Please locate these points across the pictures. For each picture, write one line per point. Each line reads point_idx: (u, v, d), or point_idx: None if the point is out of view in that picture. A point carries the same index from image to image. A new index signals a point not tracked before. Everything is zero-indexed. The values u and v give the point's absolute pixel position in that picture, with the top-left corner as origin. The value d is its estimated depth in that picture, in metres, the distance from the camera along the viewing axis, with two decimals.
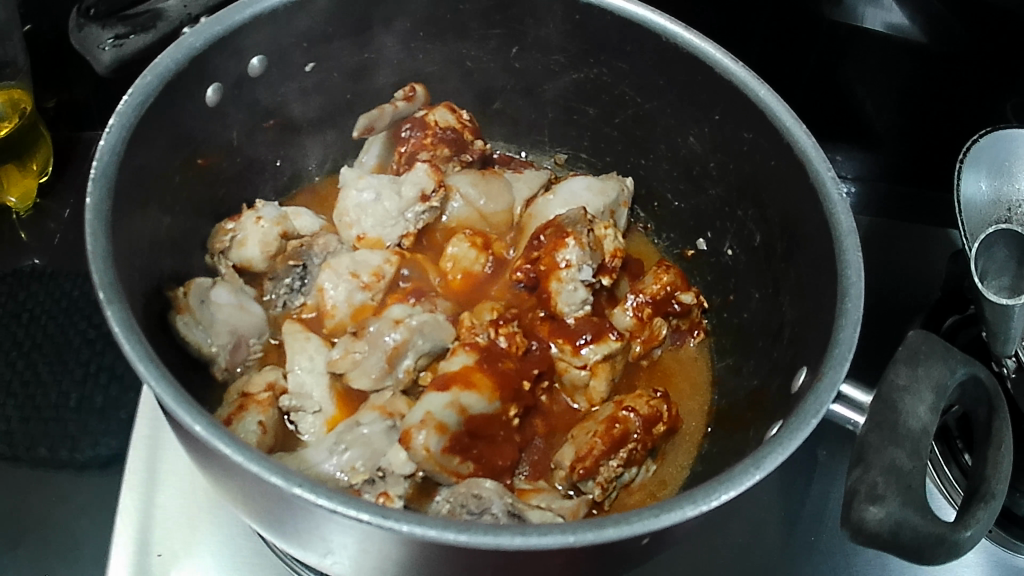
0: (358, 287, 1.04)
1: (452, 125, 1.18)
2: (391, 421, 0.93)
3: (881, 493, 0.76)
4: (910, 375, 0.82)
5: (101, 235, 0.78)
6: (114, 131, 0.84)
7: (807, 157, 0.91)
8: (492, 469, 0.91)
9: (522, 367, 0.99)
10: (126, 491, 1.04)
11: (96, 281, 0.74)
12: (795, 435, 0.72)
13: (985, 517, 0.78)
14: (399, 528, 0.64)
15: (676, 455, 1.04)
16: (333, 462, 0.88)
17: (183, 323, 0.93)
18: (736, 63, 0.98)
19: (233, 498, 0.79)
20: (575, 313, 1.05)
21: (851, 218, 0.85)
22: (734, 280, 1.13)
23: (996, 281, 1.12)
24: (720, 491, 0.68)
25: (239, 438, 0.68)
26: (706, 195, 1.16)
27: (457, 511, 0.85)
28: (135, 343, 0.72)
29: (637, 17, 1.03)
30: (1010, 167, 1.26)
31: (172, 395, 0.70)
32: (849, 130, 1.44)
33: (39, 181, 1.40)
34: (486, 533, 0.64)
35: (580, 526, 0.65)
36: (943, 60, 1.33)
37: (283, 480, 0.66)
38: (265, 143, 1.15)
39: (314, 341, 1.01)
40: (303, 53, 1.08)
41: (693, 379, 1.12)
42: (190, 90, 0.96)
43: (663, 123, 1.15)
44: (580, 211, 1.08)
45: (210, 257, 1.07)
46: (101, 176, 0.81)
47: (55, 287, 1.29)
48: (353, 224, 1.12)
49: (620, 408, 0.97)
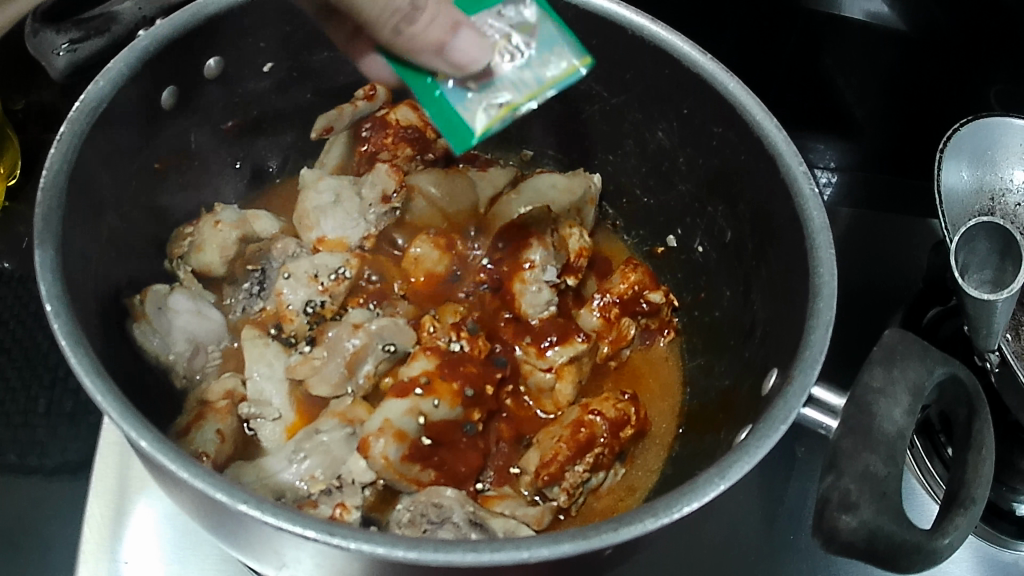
0: (317, 291, 1.03)
1: (414, 124, 1.17)
2: (350, 428, 0.91)
3: (854, 501, 0.73)
4: (885, 377, 0.78)
5: (49, 245, 0.76)
6: (66, 139, 0.82)
7: (777, 151, 0.88)
8: (453, 476, 0.90)
9: (485, 372, 0.98)
10: (93, 500, 1.02)
11: (42, 294, 0.72)
12: (764, 442, 0.70)
13: (965, 522, 0.75)
14: (347, 546, 0.62)
15: (646, 457, 1.02)
16: (292, 471, 0.87)
17: (139, 332, 0.92)
18: (705, 56, 0.95)
19: (188, 510, 0.77)
20: (540, 314, 1.04)
21: (823, 214, 0.82)
22: (705, 278, 1.11)
23: (977, 275, 1.06)
24: (683, 503, 0.66)
25: (186, 453, 0.66)
26: (675, 191, 1.14)
27: (417, 520, 0.83)
28: (81, 356, 0.69)
29: (605, 12, 1.00)
30: (992, 157, 1.23)
31: (120, 410, 0.67)
32: (831, 120, 1.40)
33: (7, 184, 1.36)
34: (435, 549, 0.62)
35: (536, 542, 0.63)
36: (928, 46, 1.29)
37: (228, 497, 0.64)
38: (224, 144, 1.13)
39: (272, 348, 0.99)
40: (239, 66, 1.05)
41: (664, 380, 1.10)
42: (144, 92, 0.94)
43: (632, 118, 1.12)
44: (543, 208, 1.08)
45: (168, 263, 1.05)
46: (50, 185, 0.78)
47: (24, 291, 1.27)
48: (313, 227, 1.10)
49: (587, 412, 0.96)
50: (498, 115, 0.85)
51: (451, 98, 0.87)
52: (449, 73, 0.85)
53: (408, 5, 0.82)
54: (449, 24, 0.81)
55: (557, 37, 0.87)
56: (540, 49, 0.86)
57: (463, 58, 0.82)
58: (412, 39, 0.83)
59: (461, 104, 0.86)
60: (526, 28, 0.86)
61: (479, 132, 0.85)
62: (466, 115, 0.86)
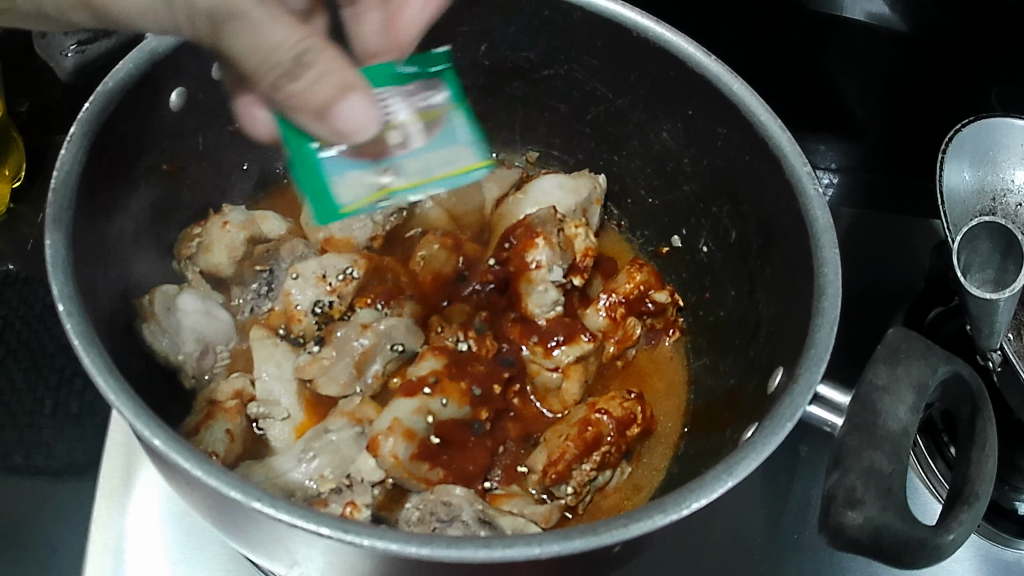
0: (325, 291, 1.04)
1: None
2: (359, 427, 0.92)
3: (859, 497, 0.73)
4: (889, 375, 0.79)
5: (61, 245, 0.76)
6: (76, 140, 0.82)
7: (781, 152, 0.89)
8: (463, 475, 0.90)
9: (492, 370, 0.99)
10: (100, 500, 1.02)
11: (55, 294, 0.73)
12: (771, 439, 0.70)
13: (969, 518, 0.75)
14: (360, 543, 0.63)
15: (652, 456, 1.03)
16: (301, 470, 0.87)
17: (149, 332, 0.92)
18: (709, 57, 0.96)
19: (200, 509, 0.78)
20: (546, 314, 1.05)
21: (827, 214, 0.83)
22: (709, 277, 1.12)
23: (979, 275, 1.07)
24: (691, 500, 0.66)
25: (199, 451, 0.67)
26: (680, 191, 1.14)
27: (427, 519, 0.83)
28: (94, 355, 0.70)
29: (610, 14, 1.01)
30: (993, 157, 1.24)
31: (133, 409, 0.68)
32: (833, 121, 1.40)
33: (13, 186, 1.37)
34: (447, 546, 0.62)
35: (547, 538, 0.64)
36: (929, 48, 1.30)
37: (242, 494, 0.64)
38: (232, 145, 1.14)
39: (281, 348, 1.00)
40: None
41: (669, 380, 1.11)
42: (153, 94, 0.95)
43: (637, 119, 1.13)
44: (549, 211, 1.08)
45: (177, 264, 1.06)
46: (61, 186, 0.79)
47: (30, 293, 1.28)
48: (320, 227, 1.11)
49: (593, 410, 0.96)
50: (366, 198, 0.93)
51: (328, 163, 0.92)
52: (330, 138, 0.88)
53: (291, 62, 0.81)
54: (337, 88, 0.83)
55: (459, 135, 0.97)
56: (436, 138, 0.96)
57: (350, 124, 0.85)
58: (294, 96, 0.84)
59: (337, 176, 0.93)
60: (431, 116, 0.96)
61: (346, 208, 0.93)
62: (337, 187, 0.92)
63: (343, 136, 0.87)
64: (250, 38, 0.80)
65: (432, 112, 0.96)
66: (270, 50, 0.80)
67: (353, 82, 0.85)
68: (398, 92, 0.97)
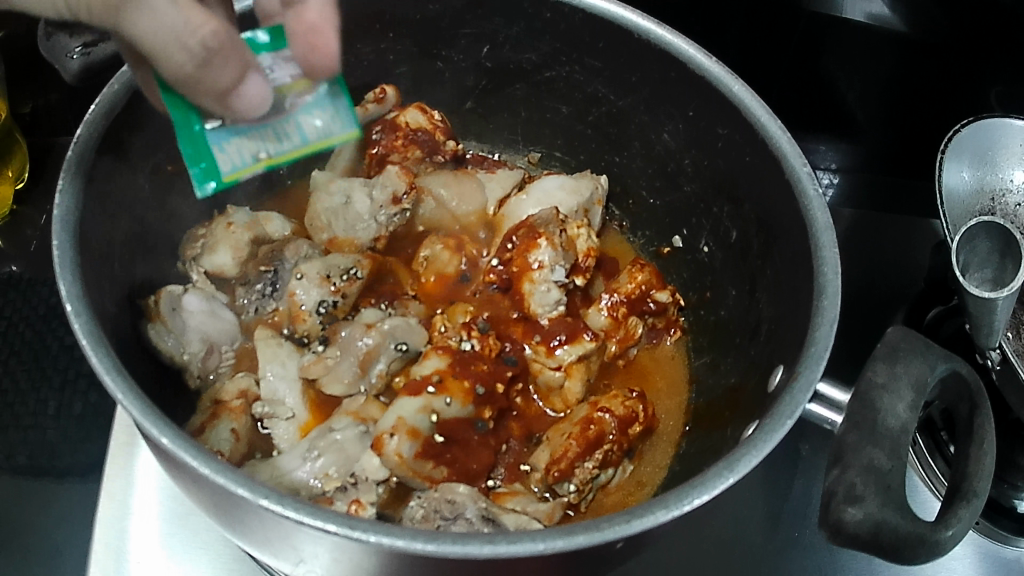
0: (330, 291, 1.04)
1: (423, 127, 1.20)
2: (363, 426, 0.92)
3: (859, 494, 0.74)
4: (888, 373, 0.80)
5: (68, 246, 0.77)
6: (82, 141, 0.83)
7: (781, 152, 0.90)
8: (465, 473, 0.92)
9: (495, 370, 0.99)
10: (104, 500, 1.03)
11: (63, 294, 0.74)
12: (771, 436, 0.71)
13: (967, 514, 0.76)
14: (367, 539, 0.63)
15: (653, 453, 1.04)
16: (306, 469, 0.88)
17: (155, 332, 0.93)
18: (710, 58, 0.97)
19: (205, 506, 0.78)
20: (549, 314, 1.05)
21: (828, 214, 0.84)
22: (710, 276, 1.13)
23: (978, 273, 1.08)
24: (693, 496, 0.67)
25: (206, 449, 0.67)
26: (681, 192, 1.15)
27: (431, 516, 0.84)
28: (101, 354, 0.71)
29: (611, 14, 1.02)
30: (992, 158, 1.25)
31: (140, 407, 0.69)
32: (832, 121, 1.42)
33: (16, 188, 1.37)
34: (453, 542, 0.63)
35: (550, 534, 0.64)
36: (927, 51, 1.31)
37: (250, 492, 0.65)
38: None
39: (286, 348, 1.01)
40: None
41: (671, 379, 1.12)
42: None
43: (638, 120, 1.14)
44: (552, 211, 1.09)
45: (182, 264, 1.07)
46: (68, 187, 0.80)
47: (34, 294, 1.28)
48: (324, 228, 1.13)
49: (596, 409, 0.97)
50: (248, 166, 0.92)
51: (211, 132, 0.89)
52: (219, 112, 0.84)
53: (200, 50, 0.75)
54: (239, 73, 0.79)
55: (331, 102, 0.97)
56: (310, 103, 0.95)
57: (248, 98, 0.82)
58: (193, 82, 0.78)
59: (216, 143, 0.90)
60: (299, 86, 0.94)
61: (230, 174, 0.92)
62: (220, 155, 0.91)
63: (236, 115, 0.84)
64: (152, 22, 0.71)
65: (304, 80, 0.94)
66: (177, 37, 0.73)
67: (251, 59, 0.81)
68: (272, 58, 0.92)
